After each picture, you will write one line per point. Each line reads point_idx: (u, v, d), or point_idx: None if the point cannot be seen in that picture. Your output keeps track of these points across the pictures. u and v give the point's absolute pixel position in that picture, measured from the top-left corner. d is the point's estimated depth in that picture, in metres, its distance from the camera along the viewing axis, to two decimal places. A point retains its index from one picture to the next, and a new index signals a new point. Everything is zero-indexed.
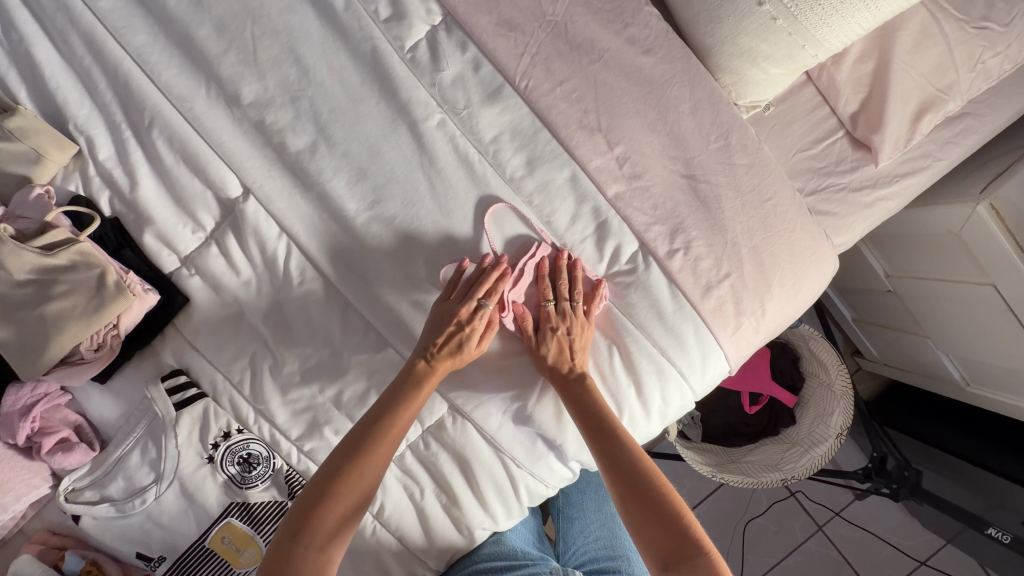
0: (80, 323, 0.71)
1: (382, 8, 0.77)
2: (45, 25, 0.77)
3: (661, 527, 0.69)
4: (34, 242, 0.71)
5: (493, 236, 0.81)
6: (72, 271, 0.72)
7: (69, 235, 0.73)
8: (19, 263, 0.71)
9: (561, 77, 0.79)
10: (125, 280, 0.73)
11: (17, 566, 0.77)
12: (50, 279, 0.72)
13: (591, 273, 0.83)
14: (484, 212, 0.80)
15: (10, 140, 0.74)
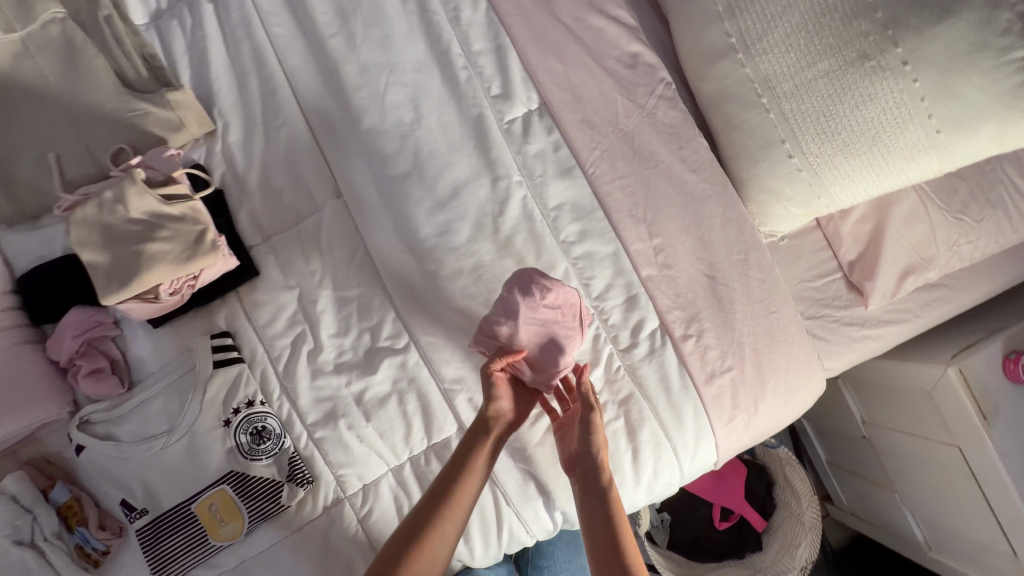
0: (169, 267, 0.80)
1: (494, 87, 0.95)
2: (223, 32, 0.94)
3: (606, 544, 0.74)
4: (158, 191, 0.82)
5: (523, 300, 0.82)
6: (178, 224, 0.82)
7: (186, 193, 0.84)
8: (136, 205, 0.81)
9: (621, 173, 0.96)
10: (219, 241, 0.83)
11: (11, 481, 0.78)
12: (156, 226, 0.81)
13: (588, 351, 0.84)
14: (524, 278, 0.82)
15: (164, 107, 0.88)
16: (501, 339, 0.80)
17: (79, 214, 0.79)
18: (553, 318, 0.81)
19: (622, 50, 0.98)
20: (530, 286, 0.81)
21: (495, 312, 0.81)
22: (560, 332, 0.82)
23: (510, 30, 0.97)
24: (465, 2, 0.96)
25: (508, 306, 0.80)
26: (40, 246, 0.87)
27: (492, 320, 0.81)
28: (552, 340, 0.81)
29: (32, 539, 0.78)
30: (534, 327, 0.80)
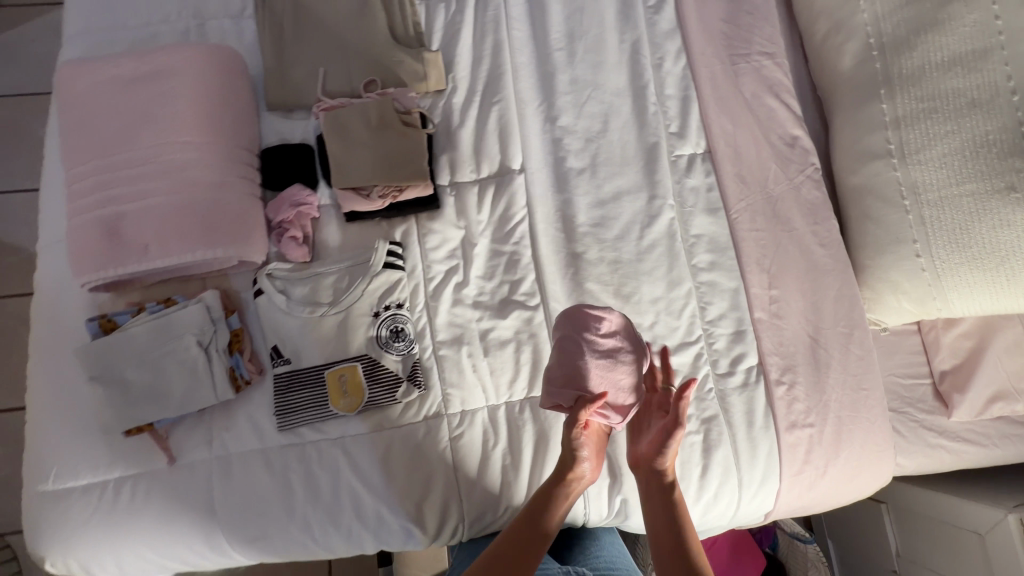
0: (390, 174, 1.00)
1: (673, 125, 1.12)
2: (474, 20, 1.16)
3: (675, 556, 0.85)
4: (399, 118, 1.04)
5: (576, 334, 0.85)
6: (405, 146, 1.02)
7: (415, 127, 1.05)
8: (381, 123, 1.03)
9: (759, 226, 1.09)
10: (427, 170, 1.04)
11: (207, 296, 0.91)
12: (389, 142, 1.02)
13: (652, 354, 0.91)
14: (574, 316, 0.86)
15: (417, 61, 1.10)
16: (578, 384, 0.82)
17: (338, 116, 1.02)
18: (612, 342, 0.85)
19: (786, 130, 1.14)
20: (579, 323, 0.85)
21: (557, 360, 0.84)
22: (622, 354, 0.85)
23: (698, 87, 1.15)
24: (669, 55, 1.15)
25: (566, 350, 0.84)
26: (287, 133, 1.08)
27: (558, 369, 0.84)
28: (621, 363, 0.84)
29: (206, 348, 0.89)
30: (599, 364, 0.83)
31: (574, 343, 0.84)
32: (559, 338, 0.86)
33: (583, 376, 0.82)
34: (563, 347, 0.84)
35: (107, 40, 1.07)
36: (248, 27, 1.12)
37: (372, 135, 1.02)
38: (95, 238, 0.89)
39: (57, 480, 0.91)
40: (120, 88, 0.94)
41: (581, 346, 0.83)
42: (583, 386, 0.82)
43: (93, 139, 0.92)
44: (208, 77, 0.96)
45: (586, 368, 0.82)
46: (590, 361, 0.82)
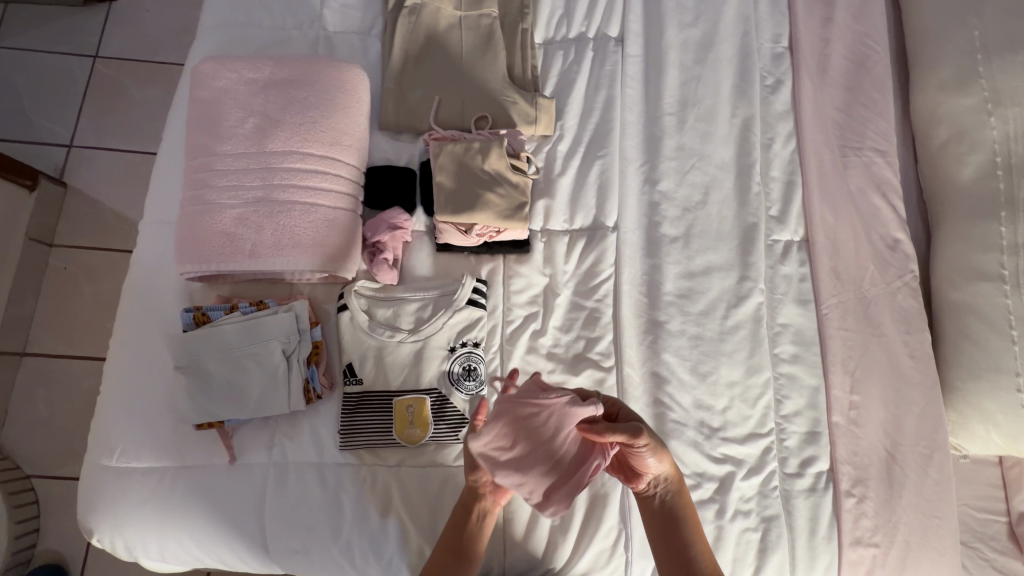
0: (489, 216, 0.99)
1: (774, 208, 1.11)
2: (590, 72, 1.17)
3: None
4: (507, 159, 1.04)
5: (493, 460, 0.76)
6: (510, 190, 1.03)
7: (522, 171, 1.05)
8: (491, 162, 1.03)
9: (848, 326, 1.06)
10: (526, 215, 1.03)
11: (296, 306, 0.93)
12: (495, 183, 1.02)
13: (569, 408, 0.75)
14: (479, 451, 0.77)
15: (530, 106, 1.11)
16: (551, 474, 0.74)
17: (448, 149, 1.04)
18: (524, 411, 0.76)
19: (890, 232, 1.11)
20: (489, 458, 0.76)
21: (514, 488, 0.75)
22: (535, 410, 0.76)
23: (804, 173, 1.13)
24: (779, 137, 1.14)
25: (499, 473, 0.75)
26: (394, 154, 1.10)
27: (522, 489, 0.75)
28: (550, 411, 0.75)
29: (289, 357, 0.90)
30: (529, 450, 0.75)
31: (499, 456, 0.76)
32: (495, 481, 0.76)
33: (543, 464, 0.74)
34: (499, 477, 0.75)
35: (242, 39, 1.12)
36: (373, 46, 1.15)
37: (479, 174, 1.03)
38: (206, 232, 0.93)
39: (120, 458, 0.92)
40: (252, 90, 0.97)
41: (509, 464, 0.75)
42: (547, 472, 0.74)
43: (218, 134, 0.95)
44: (336, 91, 0.98)
45: (533, 461, 0.74)
46: (526, 457, 0.75)
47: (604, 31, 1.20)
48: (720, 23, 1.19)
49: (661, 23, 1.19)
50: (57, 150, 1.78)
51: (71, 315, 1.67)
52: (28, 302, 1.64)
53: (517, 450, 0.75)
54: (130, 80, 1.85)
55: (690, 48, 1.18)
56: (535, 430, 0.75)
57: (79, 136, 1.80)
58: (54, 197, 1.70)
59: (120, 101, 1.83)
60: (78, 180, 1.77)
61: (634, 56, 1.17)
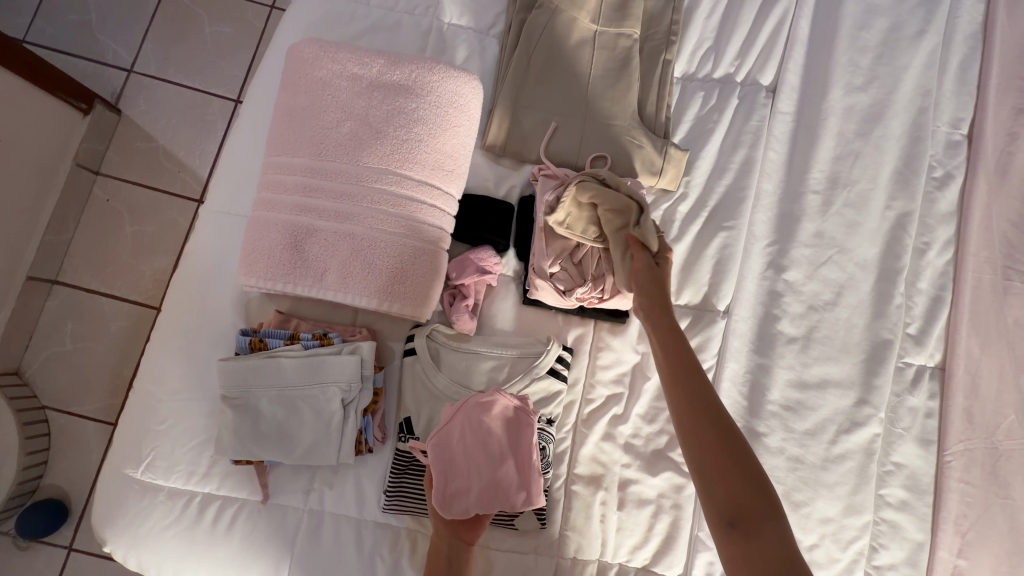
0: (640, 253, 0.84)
1: (912, 326, 0.96)
2: (730, 123, 1.01)
3: (772, 538, 0.61)
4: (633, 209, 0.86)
5: (455, 494, 0.77)
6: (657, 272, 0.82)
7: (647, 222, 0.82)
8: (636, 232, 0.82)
9: (971, 480, 0.92)
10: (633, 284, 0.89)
11: (363, 349, 0.81)
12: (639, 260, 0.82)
13: (469, 408, 0.80)
14: (443, 501, 0.76)
15: (657, 154, 0.96)
16: (504, 472, 0.78)
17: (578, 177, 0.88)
18: (453, 441, 0.79)
19: None
20: (454, 499, 0.77)
21: (496, 507, 0.77)
22: (457, 432, 0.79)
23: (955, 291, 0.97)
24: (936, 244, 0.98)
25: (476, 503, 0.77)
26: (492, 181, 0.96)
27: (502, 501, 0.77)
28: (471, 421, 0.79)
29: (346, 405, 0.80)
30: (475, 471, 0.78)
31: (463, 492, 0.77)
32: (469, 513, 0.76)
33: (502, 464, 0.79)
34: (481, 510, 0.77)
35: (347, 15, 0.98)
36: (491, 49, 1.01)
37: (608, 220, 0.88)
38: (278, 246, 0.80)
39: (146, 471, 0.84)
40: (355, 88, 0.83)
41: (469, 489, 0.77)
42: (503, 471, 0.78)
43: (310, 134, 0.82)
44: (448, 107, 0.85)
45: (490, 470, 0.78)
46: (475, 473, 0.78)
47: (756, 77, 1.02)
48: (896, 93, 1.00)
49: (826, 80, 1.01)
50: (116, 74, 1.54)
51: (109, 253, 1.45)
52: (66, 233, 1.43)
53: (473, 473, 0.78)
54: (205, 12, 1.59)
55: (854, 117, 1.00)
56: (476, 446, 0.79)
57: (142, 62, 1.55)
58: (107, 125, 1.48)
59: (192, 32, 1.57)
60: (134, 111, 1.53)
61: (785, 113, 1.01)
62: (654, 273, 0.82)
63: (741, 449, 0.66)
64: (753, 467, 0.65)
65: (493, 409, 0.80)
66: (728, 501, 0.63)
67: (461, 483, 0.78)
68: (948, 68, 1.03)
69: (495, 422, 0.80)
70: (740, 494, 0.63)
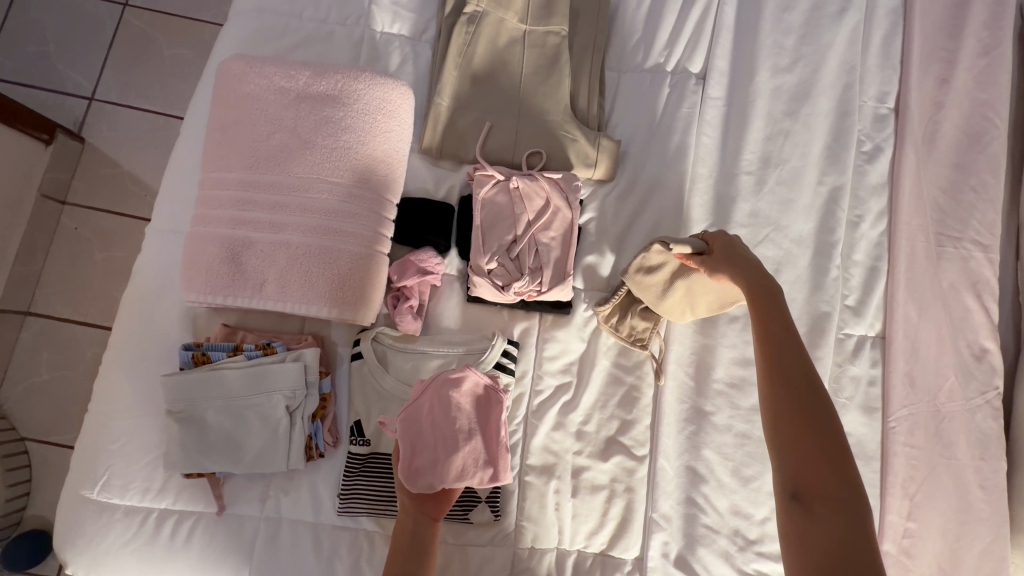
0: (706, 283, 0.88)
1: (851, 297, 0.98)
2: (663, 111, 1.03)
3: (837, 523, 0.57)
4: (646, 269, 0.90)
5: (421, 468, 0.75)
6: (711, 266, 0.80)
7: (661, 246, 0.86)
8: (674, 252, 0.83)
9: (914, 442, 0.94)
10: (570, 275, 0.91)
11: (307, 356, 0.83)
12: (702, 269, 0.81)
13: (439, 383, 0.79)
14: (409, 475, 0.75)
15: (591, 145, 0.98)
16: (472, 446, 0.78)
17: (615, 298, 0.94)
18: (421, 417, 0.78)
19: (978, 339, 0.96)
20: (420, 473, 0.75)
21: (462, 482, 0.76)
22: (426, 408, 0.78)
23: (891, 260, 1.00)
24: (869, 216, 1.01)
25: (443, 478, 0.75)
26: (432, 183, 0.98)
27: (470, 475, 0.77)
28: (441, 396, 0.78)
29: (293, 412, 0.82)
30: (444, 445, 0.76)
31: (428, 467, 0.75)
32: (436, 487, 0.75)
33: (469, 440, 0.78)
34: (446, 485, 0.75)
35: (279, 29, 1.00)
36: (423, 55, 1.03)
37: None
38: (215, 260, 0.81)
39: (101, 492, 0.84)
40: (283, 101, 0.85)
41: (436, 463, 0.75)
42: (471, 446, 0.78)
43: (241, 149, 0.83)
44: (375, 114, 0.86)
45: (459, 445, 0.77)
46: (444, 446, 0.77)
47: (686, 65, 1.05)
48: (822, 71, 1.03)
49: (753, 64, 1.03)
50: (76, 102, 1.53)
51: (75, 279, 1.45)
52: (36, 262, 1.43)
53: (439, 449, 0.76)
54: (162, 34, 1.58)
55: (783, 97, 1.03)
56: (444, 421, 0.78)
57: (102, 90, 1.54)
58: (70, 154, 1.47)
59: (149, 56, 1.57)
60: (98, 138, 1.52)
61: (716, 98, 1.03)
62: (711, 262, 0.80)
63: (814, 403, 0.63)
64: (843, 457, 0.59)
65: (461, 385, 0.79)
66: (792, 451, 0.61)
67: (426, 458, 0.76)
68: (870, 44, 1.05)
69: (465, 400, 0.80)
70: (814, 453, 0.60)
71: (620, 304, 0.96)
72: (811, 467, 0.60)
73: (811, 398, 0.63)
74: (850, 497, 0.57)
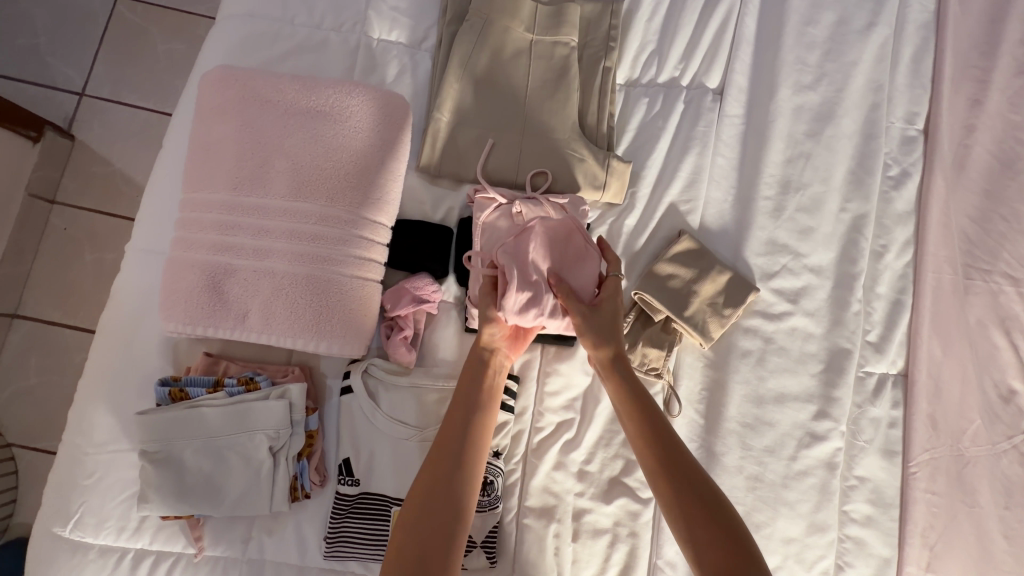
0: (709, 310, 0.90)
1: (872, 333, 0.92)
2: (677, 129, 0.97)
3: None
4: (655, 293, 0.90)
5: (522, 301, 0.76)
6: (697, 269, 0.91)
7: (676, 250, 0.92)
8: (682, 241, 0.92)
9: (935, 489, 0.89)
10: None
11: (293, 393, 0.77)
12: (692, 270, 0.91)
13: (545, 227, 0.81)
14: (510, 303, 0.76)
15: (599, 166, 0.92)
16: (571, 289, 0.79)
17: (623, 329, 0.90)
18: (528, 248, 0.79)
19: (1006, 379, 0.86)
20: (520, 302, 0.76)
21: (554, 321, 0.78)
22: (533, 244, 0.79)
23: (916, 293, 0.94)
24: (894, 246, 0.95)
25: (542, 310, 0.76)
26: (430, 204, 0.93)
27: (562, 313, 0.78)
28: (547, 235, 0.80)
29: (276, 452, 0.76)
30: (547, 281, 0.78)
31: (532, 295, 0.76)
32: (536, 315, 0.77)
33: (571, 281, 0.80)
34: (541, 318, 0.77)
35: (269, 35, 0.94)
36: (423, 65, 0.97)
37: (668, 288, 0.90)
38: (195, 288, 0.76)
39: (75, 530, 0.80)
40: (269, 116, 0.78)
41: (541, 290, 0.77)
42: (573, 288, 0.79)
43: (223, 167, 0.77)
44: (369, 131, 0.80)
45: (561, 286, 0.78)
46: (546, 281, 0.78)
47: (702, 80, 0.98)
48: (848, 89, 0.97)
49: (774, 81, 0.97)
50: (68, 98, 1.39)
51: (59, 284, 1.32)
52: (23, 265, 1.30)
53: (545, 279, 0.78)
54: (156, 27, 1.43)
55: (805, 117, 0.96)
56: (548, 257, 0.79)
57: (94, 84, 1.40)
58: (60, 153, 1.34)
59: (142, 52, 1.42)
60: (92, 136, 1.38)
61: (733, 117, 0.97)
62: (696, 264, 0.91)
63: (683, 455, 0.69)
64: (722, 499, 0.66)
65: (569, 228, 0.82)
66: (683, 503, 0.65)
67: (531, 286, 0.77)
68: (900, 60, 0.99)
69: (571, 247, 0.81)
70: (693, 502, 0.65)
71: (629, 333, 0.91)
72: (706, 538, 0.63)
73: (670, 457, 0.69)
74: (749, 565, 0.60)
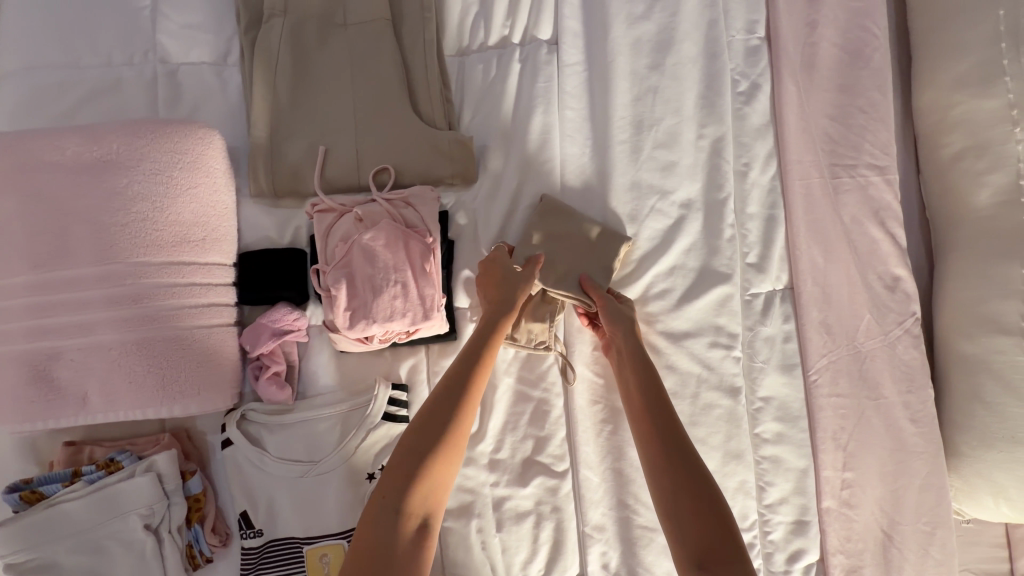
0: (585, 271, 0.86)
1: (752, 254, 0.91)
2: (519, 90, 0.92)
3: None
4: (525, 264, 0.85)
5: (351, 316, 0.78)
6: (564, 231, 0.87)
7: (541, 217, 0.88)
8: (545, 206, 0.88)
9: (840, 391, 0.90)
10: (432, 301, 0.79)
11: (160, 460, 0.74)
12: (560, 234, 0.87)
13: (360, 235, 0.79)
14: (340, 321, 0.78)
15: (440, 149, 0.87)
16: (398, 288, 0.78)
17: None
18: (349, 259, 0.79)
19: (889, 269, 0.90)
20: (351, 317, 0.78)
21: (394, 321, 0.78)
22: (349, 253, 0.79)
23: (788, 204, 0.93)
24: (757, 161, 0.93)
25: (374, 316, 0.77)
26: (276, 229, 0.87)
27: (398, 316, 0.78)
28: (361, 244, 0.79)
29: (157, 528, 0.73)
30: (374, 287, 0.78)
31: (363, 306, 0.78)
32: (372, 325, 0.78)
33: (399, 277, 0.79)
34: (379, 324, 0.77)
35: (53, 85, 0.85)
36: (233, 81, 0.89)
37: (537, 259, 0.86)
38: (21, 383, 0.70)
39: None
40: (52, 179, 0.71)
41: (366, 300, 0.78)
42: (401, 284, 0.78)
43: (16, 247, 0.70)
44: (171, 169, 0.73)
45: (385, 287, 0.78)
46: (372, 286, 0.78)
47: (534, 33, 0.93)
48: (681, 11, 0.92)
49: (606, 18, 0.92)
50: None
51: None
52: None
53: (370, 287, 0.78)
54: None
55: (644, 50, 0.92)
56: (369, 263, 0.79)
57: None
58: None
59: None
60: None
61: (573, 64, 0.92)
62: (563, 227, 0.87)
63: (681, 445, 0.72)
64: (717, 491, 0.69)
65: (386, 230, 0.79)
66: (679, 484, 0.69)
67: (359, 299, 0.78)
68: None
69: (392, 245, 0.79)
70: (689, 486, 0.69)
71: None
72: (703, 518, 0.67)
73: (676, 444, 0.72)
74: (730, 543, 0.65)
